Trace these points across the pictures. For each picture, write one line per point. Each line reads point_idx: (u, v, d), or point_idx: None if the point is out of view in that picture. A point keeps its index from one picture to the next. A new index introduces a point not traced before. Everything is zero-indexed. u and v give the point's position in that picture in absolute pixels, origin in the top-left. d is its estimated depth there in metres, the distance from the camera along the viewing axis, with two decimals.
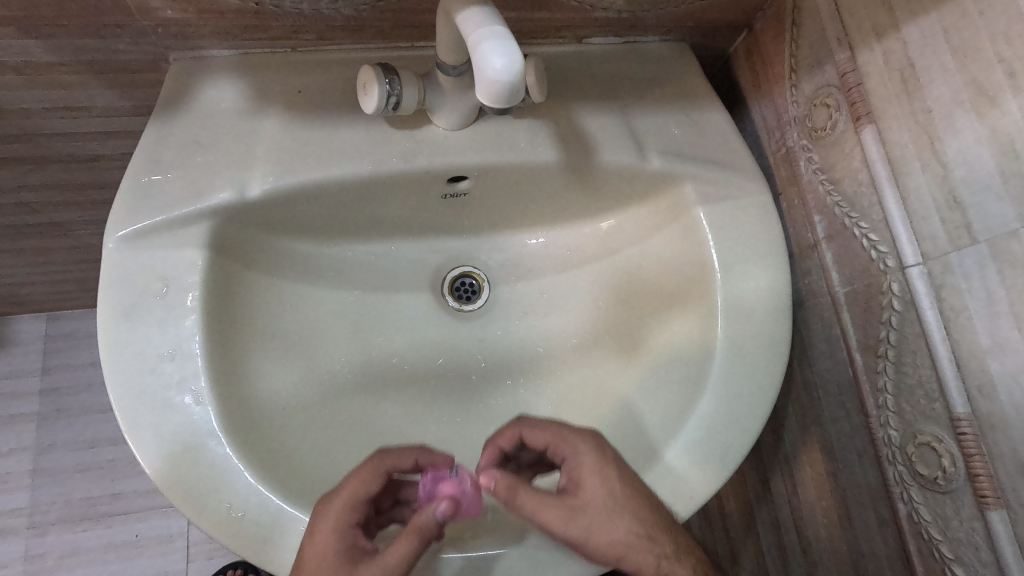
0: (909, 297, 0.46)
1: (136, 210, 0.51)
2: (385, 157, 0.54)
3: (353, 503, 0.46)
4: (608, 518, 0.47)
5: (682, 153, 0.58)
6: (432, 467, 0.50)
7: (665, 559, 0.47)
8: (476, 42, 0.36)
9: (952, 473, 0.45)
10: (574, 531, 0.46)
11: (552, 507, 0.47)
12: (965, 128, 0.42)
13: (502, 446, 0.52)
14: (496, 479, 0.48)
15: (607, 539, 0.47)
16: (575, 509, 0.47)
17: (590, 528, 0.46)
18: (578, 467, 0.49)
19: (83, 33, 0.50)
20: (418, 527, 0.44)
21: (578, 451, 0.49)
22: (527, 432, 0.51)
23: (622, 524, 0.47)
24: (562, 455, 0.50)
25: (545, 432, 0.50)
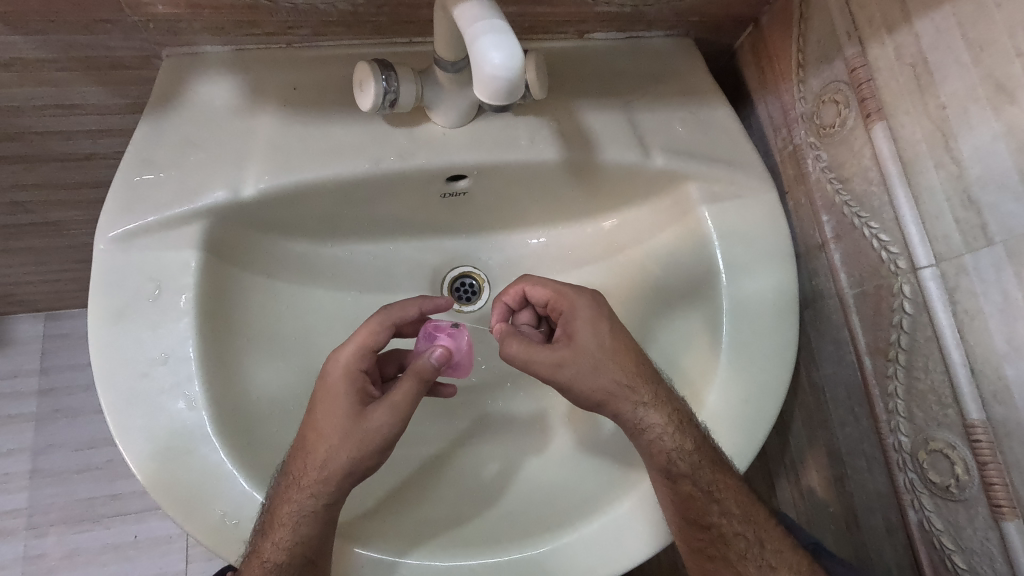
0: (921, 300, 0.45)
1: (128, 210, 0.50)
2: (383, 155, 0.53)
3: (361, 351, 0.50)
4: (592, 366, 0.49)
5: (687, 151, 0.57)
6: (432, 323, 0.54)
7: (642, 406, 0.50)
8: (473, 36, 0.34)
9: (966, 481, 0.44)
10: (563, 376, 0.49)
11: (544, 353, 0.49)
12: (981, 125, 0.41)
13: (508, 303, 0.55)
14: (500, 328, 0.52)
15: (595, 383, 0.49)
16: (565, 359, 0.49)
17: (576, 375, 0.49)
18: (573, 319, 0.50)
19: (73, 29, 0.48)
20: (417, 370, 0.48)
21: (572, 303, 0.51)
22: (528, 286, 0.53)
23: (608, 374, 0.49)
24: (561, 308, 0.52)
25: (544, 288, 0.52)
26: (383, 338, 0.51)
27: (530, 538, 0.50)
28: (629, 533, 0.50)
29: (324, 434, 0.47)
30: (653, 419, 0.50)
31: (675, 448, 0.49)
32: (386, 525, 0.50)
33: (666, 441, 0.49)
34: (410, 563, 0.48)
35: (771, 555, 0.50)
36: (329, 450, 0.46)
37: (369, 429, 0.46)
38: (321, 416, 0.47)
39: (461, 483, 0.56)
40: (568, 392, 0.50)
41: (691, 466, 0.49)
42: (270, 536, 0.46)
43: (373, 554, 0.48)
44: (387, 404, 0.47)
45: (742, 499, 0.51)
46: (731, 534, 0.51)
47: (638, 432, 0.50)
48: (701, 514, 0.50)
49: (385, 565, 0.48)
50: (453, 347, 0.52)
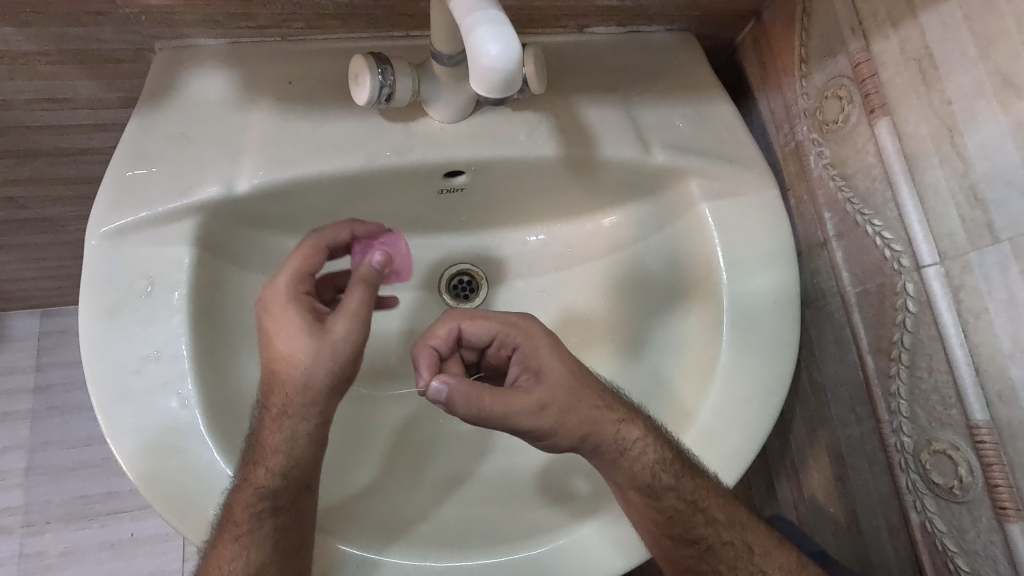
0: (925, 298, 0.44)
1: (120, 206, 0.49)
2: (379, 150, 0.52)
3: (298, 275, 0.47)
4: (570, 401, 0.46)
5: (688, 147, 0.56)
6: (368, 240, 0.54)
7: (620, 422, 0.48)
8: (469, 28, 0.33)
9: (969, 482, 0.44)
10: (546, 422, 0.45)
11: (522, 400, 0.44)
12: (988, 120, 0.40)
13: (436, 348, 0.48)
14: (454, 382, 0.43)
15: (579, 419, 0.46)
16: (541, 403, 0.45)
17: (559, 418, 0.45)
18: (533, 353, 0.47)
19: (64, 20, 0.48)
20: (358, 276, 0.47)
21: (526, 335, 0.48)
22: (467, 323, 0.48)
23: (586, 403, 0.46)
24: (514, 340, 0.48)
25: (485, 322, 0.48)
26: (319, 262, 0.49)
27: (529, 540, 0.49)
28: (629, 536, 0.49)
29: (289, 359, 0.45)
30: (634, 434, 0.48)
31: (658, 461, 0.48)
32: (384, 526, 0.50)
33: (648, 455, 0.48)
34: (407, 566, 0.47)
35: (761, 559, 0.50)
36: (299, 374, 0.45)
37: (333, 342, 0.45)
38: (279, 346, 0.45)
39: (453, 483, 0.55)
40: (550, 435, 0.46)
41: (675, 478, 0.48)
42: (259, 466, 0.46)
43: (369, 554, 0.47)
44: (345, 311, 0.45)
45: (725, 504, 0.50)
46: (719, 545, 0.50)
47: (620, 453, 0.47)
48: (686, 527, 0.49)
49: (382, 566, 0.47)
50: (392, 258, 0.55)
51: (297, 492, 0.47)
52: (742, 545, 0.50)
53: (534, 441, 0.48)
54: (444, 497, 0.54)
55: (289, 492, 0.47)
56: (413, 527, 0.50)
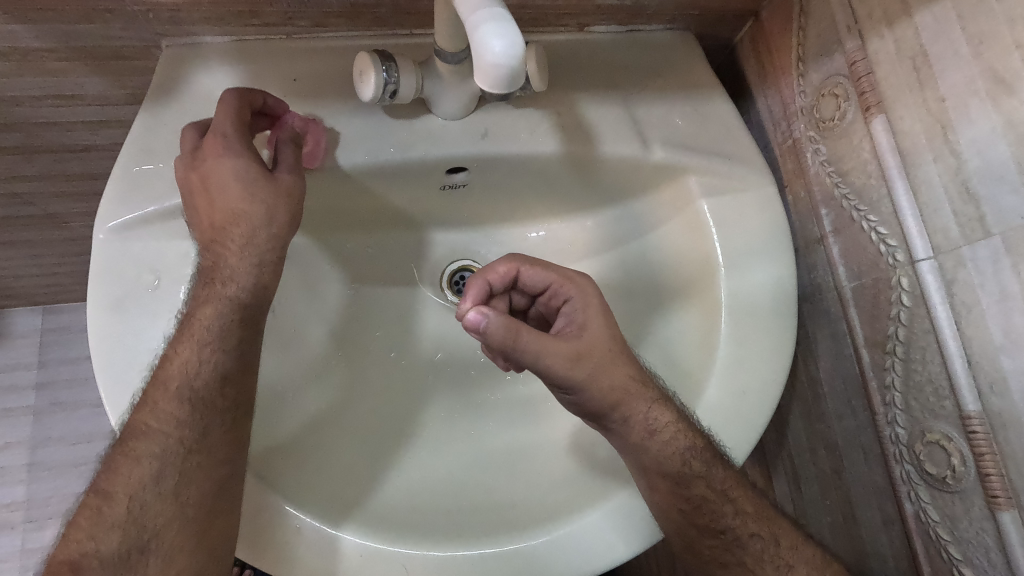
0: (919, 292, 0.45)
1: (127, 201, 0.50)
2: (382, 147, 0.53)
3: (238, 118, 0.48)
4: (608, 361, 0.47)
5: (686, 144, 0.57)
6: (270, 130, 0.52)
7: (649, 406, 0.49)
8: (474, 25, 0.34)
9: (962, 472, 0.44)
10: (582, 373, 0.46)
11: (563, 346, 0.46)
12: (980, 117, 0.41)
13: (491, 282, 0.51)
14: (492, 316, 0.43)
15: (611, 381, 0.47)
16: (581, 354, 0.46)
17: (594, 372, 0.47)
18: (583, 309, 0.49)
19: (73, 18, 0.48)
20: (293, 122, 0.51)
21: (579, 290, 0.50)
22: (526, 268, 0.51)
23: (623, 369, 0.48)
24: (568, 292, 0.51)
25: (546, 273, 0.51)
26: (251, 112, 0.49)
27: (529, 530, 0.49)
28: (627, 525, 0.50)
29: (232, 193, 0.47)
30: (664, 416, 0.50)
31: (689, 448, 0.50)
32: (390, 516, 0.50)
33: (680, 442, 0.50)
34: (410, 556, 0.47)
35: (786, 552, 0.51)
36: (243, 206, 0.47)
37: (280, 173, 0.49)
38: (212, 175, 0.47)
39: (456, 474, 0.56)
40: (578, 391, 0.47)
41: (704, 466, 0.50)
42: (219, 281, 0.48)
43: (371, 545, 0.47)
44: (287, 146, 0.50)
45: (752, 497, 0.52)
46: (747, 536, 0.51)
47: (648, 434, 0.49)
48: (713, 517, 0.51)
49: (386, 555, 0.47)
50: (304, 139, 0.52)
51: (239, 327, 0.49)
52: (770, 538, 0.51)
53: (560, 392, 0.48)
54: (441, 488, 0.54)
55: (229, 329, 0.48)
56: (417, 517, 0.51)
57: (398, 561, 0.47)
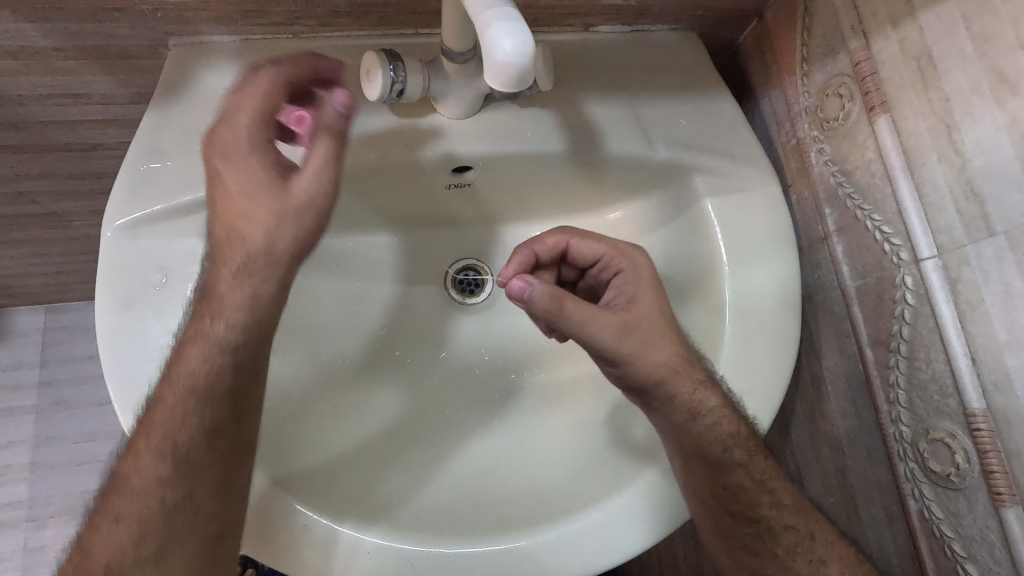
0: (923, 291, 0.46)
1: (135, 199, 0.50)
2: (389, 146, 0.53)
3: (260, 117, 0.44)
4: (653, 338, 0.49)
5: (691, 144, 0.57)
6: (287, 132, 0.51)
7: (696, 387, 0.49)
8: (484, 24, 0.34)
9: (966, 469, 0.45)
10: (628, 346, 0.47)
11: (610, 317, 0.48)
12: (984, 117, 0.41)
13: (541, 253, 0.56)
14: (535, 286, 0.47)
15: (656, 358, 0.48)
16: (628, 328, 0.48)
17: (640, 345, 0.48)
18: (636, 283, 0.52)
19: (81, 17, 0.49)
20: (334, 127, 0.44)
21: (632, 262, 0.53)
22: (576, 241, 0.55)
23: (669, 348, 0.49)
24: (619, 266, 0.54)
25: (597, 245, 0.54)
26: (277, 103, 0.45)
27: (533, 527, 0.50)
28: (630, 523, 0.50)
29: (242, 208, 0.44)
30: (711, 401, 0.50)
31: (732, 435, 0.51)
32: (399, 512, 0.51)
33: (724, 427, 0.50)
34: (416, 551, 0.48)
35: (820, 547, 0.51)
36: (255, 223, 0.44)
37: (291, 207, 0.44)
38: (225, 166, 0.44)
39: (466, 470, 0.56)
40: (622, 364, 0.48)
41: (746, 454, 0.51)
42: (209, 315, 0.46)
43: (376, 540, 0.48)
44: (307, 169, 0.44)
45: (790, 489, 0.52)
46: (781, 528, 0.51)
47: (693, 416, 0.50)
48: (749, 505, 0.51)
49: (390, 550, 0.48)
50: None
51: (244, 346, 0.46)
52: (805, 532, 0.51)
53: (606, 367, 0.50)
54: (450, 483, 0.55)
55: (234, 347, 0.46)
56: (426, 515, 0.51)
57: (402, 556, 0.48)
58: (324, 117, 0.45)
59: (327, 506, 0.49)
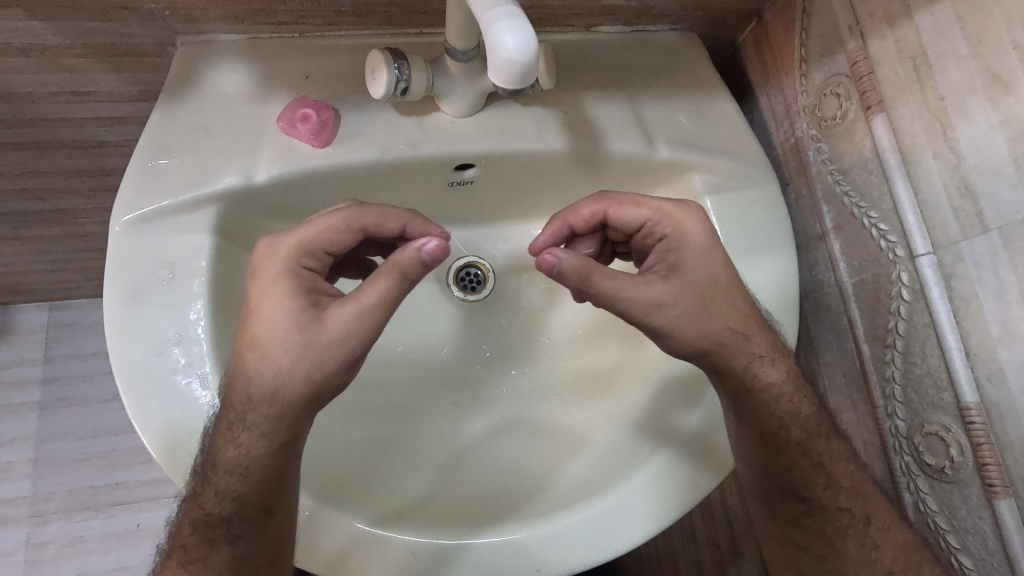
0: (919, 287, 0.46)
1: (142, 195, 0.51)
2: (393, 144, 0.54)
3: (313, 247, 0.48)
4: (697, 310, 0.47)
5: (690, 143, 0.58)
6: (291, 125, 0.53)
7: (759, 358, 0.49)
8: (488, 23, 0.35)
9: (960, 462, 0.45)
10: (666, 320, 0.46)
11: (648, 290, 0.46)
12: (979, 116, 0.42)
13: (574, 223, 0.55)
14: (567, 260, 0.46)
15: (699, 331, 0.47)
16: (666, 301, 0.46)
17: (677, 319, 0.47)
18: (681, 248, 0.49)
19: (90, 15, 0.49)
20: (403, 265, 0.44)
21: (679, 227, 0.50)
22: (614, 208, 0.52)
23: (717, 320, 0.47)
24: (664, 231, 0.51)
25: (638, 210, 0.51)
26: (346, 238, 0.49)
27: (534, 520, 0.51)
28: (629, 516, 0.51)
29: (265, 316, 0.45)
30: (772, 375, 0.50)
31: (790, 412, 0.50)
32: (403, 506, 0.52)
33: (781, 403, 0.50)
34: (418, 542, 0.49)
35: (875, 532, 0.49)
36: (278, 314, 0.45)
37: (320, 347, 0.44)
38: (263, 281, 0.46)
39: (478, 469, 0.57)
40: (665, 337, 0.47)
41: (803, 432, 0.50)
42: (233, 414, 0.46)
43: (377, 530, 0.49)
44: (351, 298, 0.45)
45: (852, 472, 0.50)
46: (835, 509, 0.50)
47: (749, 389, 0.49)
48: (801, 483, 0.51)
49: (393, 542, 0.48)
50: (311, 112, 0.52)
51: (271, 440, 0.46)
52: (860, 516, 0.49)
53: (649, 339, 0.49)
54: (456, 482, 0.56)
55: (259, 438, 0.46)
56: (431, 508, 0.52)
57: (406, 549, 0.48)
58: (394, 257, 0.45)
59: (330, 498, 0.49)
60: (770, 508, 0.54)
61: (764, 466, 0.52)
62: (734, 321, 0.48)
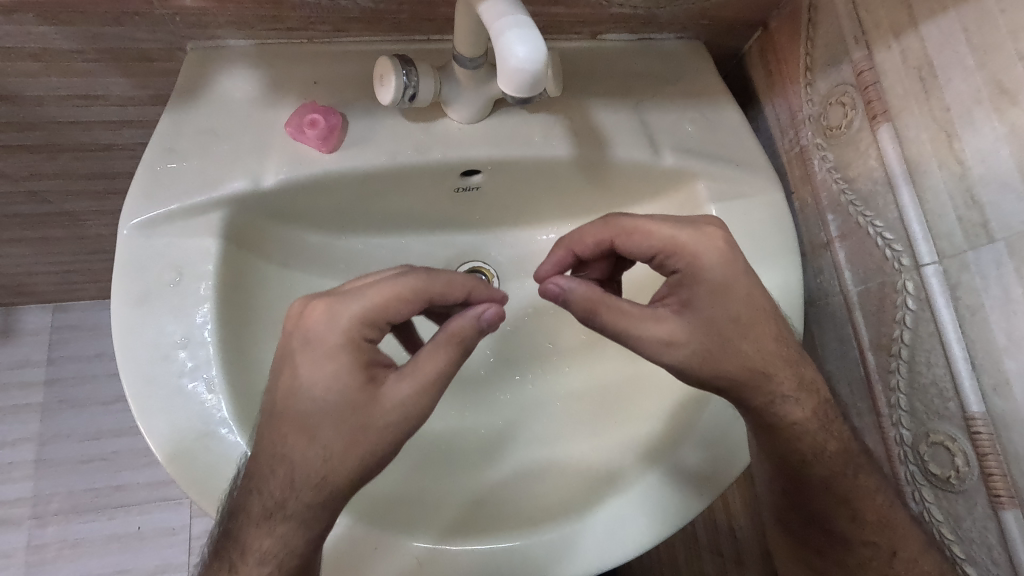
0: (924, 296, 0.46)
1: (151, 199, 0.51)
2: (400, 149, 0.55)
3: (373, 319, 0.43)
4: (708, 350, 0.45)
5: (696, 150, 0.58)
6: (297, 129, 0.53)
7: (781, 398, 0.46)
8: (498, 32, 0.36)
9: (965, 472, 0.45)
10: (676, 358, 0.45)
11: (653, 327, 0.45)
12: (984, 126, 0.42)
13: (578, 252, 0.52)
14: (572, 289, 0.46)
15: (715, 367, 0.45)
16: (674, 340, 0.45)
17: (689, 358, 0.45)
18: (694, 277, 0.46)
19: (102, 21, 0.50)
20: (458, 333, 0.43)
21: (693, 258, 0.46)
22: (621, 238, 0.49)
23: (732, 357, 0.45)
24: (675, 262, 0.47)
25: (649, 241, 0.47)
26: (409, 309, 0.44)
27: (539, 526, 0.51)
28: (633, 522, 0.51)
29: (315, 401, 0.41)
30: (795, 414, 0.47)
31: (816, 448, 0.47)
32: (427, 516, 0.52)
33: (806, 438, 0.47)
34: (462, 554, 0.49)
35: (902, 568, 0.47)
36: (326, 402, 0.42)
37: (376, 429, 0.42)
38: (306, 370, 0.42)
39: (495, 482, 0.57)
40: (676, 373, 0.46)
41: (830, 467, 0.47)
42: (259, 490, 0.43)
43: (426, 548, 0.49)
44: (412, 377, 0.42)
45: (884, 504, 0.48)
46: (858, 543, 0.49)
47: (772, 424, 0.47)
48: (825, 515, 0.49)
49: (445, 557, 0.49)
50: (319, 117, 0.52)
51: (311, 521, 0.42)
52: (886, 550, 0.48)
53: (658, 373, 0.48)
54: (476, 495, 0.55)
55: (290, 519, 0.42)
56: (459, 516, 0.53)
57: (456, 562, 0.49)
58: (449, 325, 0.44)
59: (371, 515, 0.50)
60: (795, 532, 0.53)
61: (779, 489, 0.51)
62: (753, 359, 0.45)
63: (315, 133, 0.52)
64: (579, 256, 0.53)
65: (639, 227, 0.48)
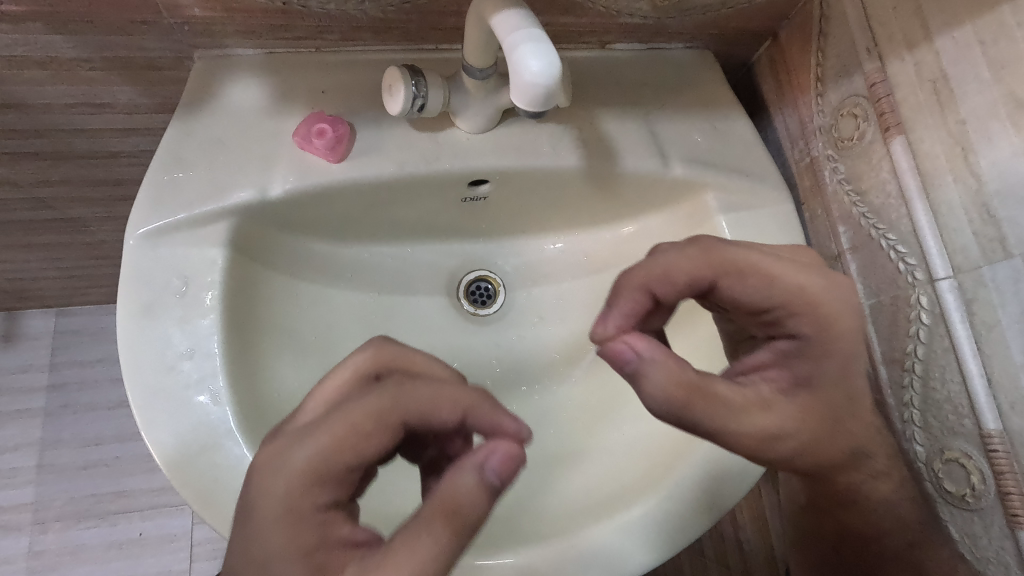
0: (938, 311, 0.46)
1: (157, 209, 0.51)
2: (408, 159, 0.54)
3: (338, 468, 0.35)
4: (820, 440, 0.42)
5: (705, 161, 0.58)
6: (305, 139, 0.53)
7: (873, 476, 0.45)
8: (514, 46, 0.37)
9: (981, 490, 0.45)
10: (783, 450, 0.41)
11: (760, 419, 0.40)
12: (1001, 141, 0.42)
13: (654, 292, 0.44)
14: (652, 363, 0.39)
15: (826, 454, 0.42)
16: (780, 434, 0.40)
17: (799, 449, 0.41)
18: (814, 348, 0.42)
19: (109, 30, 0.50)
20: (455, 507, 0.34)
21: (816, 323, 0.42)
22: (729, 278, 0.43)
23: (838, 440, 0.42)
24: (793, 322, 0.43)
25: (768, 293, 0.43)
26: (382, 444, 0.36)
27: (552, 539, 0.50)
28: (644, 537, 0.50)
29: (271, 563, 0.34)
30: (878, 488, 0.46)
31: (894, 518, 0.46)
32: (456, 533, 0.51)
33: (885, 511, 0.46)
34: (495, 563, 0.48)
35: None
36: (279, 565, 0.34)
37: None
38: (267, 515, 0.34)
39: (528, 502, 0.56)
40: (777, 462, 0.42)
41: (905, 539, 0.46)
42: None
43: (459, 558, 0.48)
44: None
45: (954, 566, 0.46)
46: None
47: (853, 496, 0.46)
48: None
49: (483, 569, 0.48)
50: (327, 127, 0.52)
51: None
52: None
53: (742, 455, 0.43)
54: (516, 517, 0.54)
55: None
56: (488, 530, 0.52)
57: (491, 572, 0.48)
58: (444, 492, 0.34)
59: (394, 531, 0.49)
60: None
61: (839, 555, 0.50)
62: (860, 441, 0.43)
63: (322, 142, 0.52)
64: (656, 296, 0.44)
65: (751, 271, 0.43)
